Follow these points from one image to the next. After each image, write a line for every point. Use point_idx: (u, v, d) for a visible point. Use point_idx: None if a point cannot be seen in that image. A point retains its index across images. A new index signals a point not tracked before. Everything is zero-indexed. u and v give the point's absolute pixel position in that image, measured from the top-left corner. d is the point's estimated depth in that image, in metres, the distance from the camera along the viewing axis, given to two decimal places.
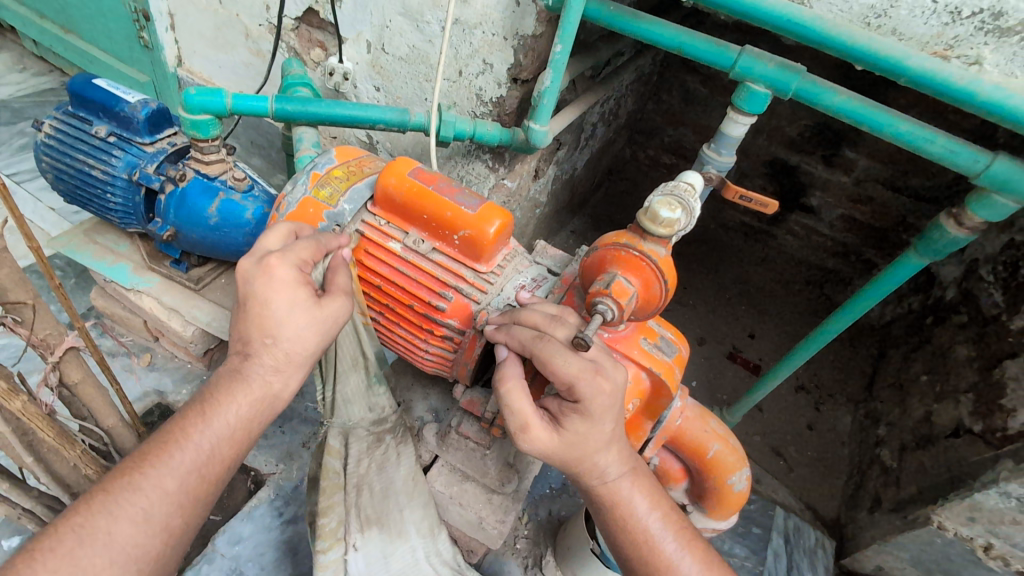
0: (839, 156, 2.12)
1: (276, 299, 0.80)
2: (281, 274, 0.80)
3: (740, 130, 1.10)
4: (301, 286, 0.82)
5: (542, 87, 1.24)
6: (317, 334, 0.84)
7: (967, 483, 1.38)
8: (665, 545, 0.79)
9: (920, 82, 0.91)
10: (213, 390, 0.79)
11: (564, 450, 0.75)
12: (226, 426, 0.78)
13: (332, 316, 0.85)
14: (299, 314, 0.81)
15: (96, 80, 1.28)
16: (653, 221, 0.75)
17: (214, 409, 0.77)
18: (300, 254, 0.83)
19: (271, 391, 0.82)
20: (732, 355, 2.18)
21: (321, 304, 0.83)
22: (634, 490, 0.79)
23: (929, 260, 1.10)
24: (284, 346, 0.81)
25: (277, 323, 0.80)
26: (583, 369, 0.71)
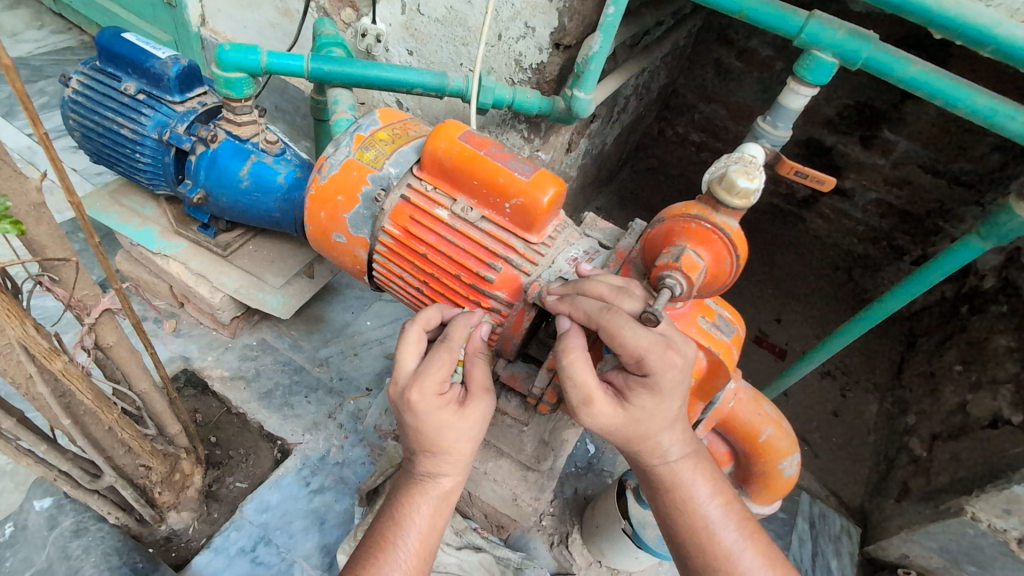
0: (878, 137, 2.03)
1: (426, 422, 0.77)
2: (422, 403, 0.76)
3: (800, 102, 1.03)
4: (444, 400, 0.77)
5: (589, 53, 1.17)
6: (472, 440, 0.80)
7: (1005, 475, 1.35)
8: (725, 533, 0.76)
9: (1007, 52, 0.84)
10: (405, 492, 0.80)
11: (630, 426, 0.73)
12: (424, 527, 0.79)
13: (476, 419, 0.80)
14: (447, 427, 0.78)
15: (125, 35, 1.24)
16: (728, 191, 0.71)
17: (408, 505, 0.79)
18: (437, 375, 0.77)
19: (447, 490, 0.81)
20: (758, 339, 2.17)
21: (463, 408, 0.79)
22: (694, 474, 0.77)
23: (992, 244, 1.04)
24: (448, 457, 0.79)
25: (439, 442, 0.78)
26: (653, 342, 0.69)
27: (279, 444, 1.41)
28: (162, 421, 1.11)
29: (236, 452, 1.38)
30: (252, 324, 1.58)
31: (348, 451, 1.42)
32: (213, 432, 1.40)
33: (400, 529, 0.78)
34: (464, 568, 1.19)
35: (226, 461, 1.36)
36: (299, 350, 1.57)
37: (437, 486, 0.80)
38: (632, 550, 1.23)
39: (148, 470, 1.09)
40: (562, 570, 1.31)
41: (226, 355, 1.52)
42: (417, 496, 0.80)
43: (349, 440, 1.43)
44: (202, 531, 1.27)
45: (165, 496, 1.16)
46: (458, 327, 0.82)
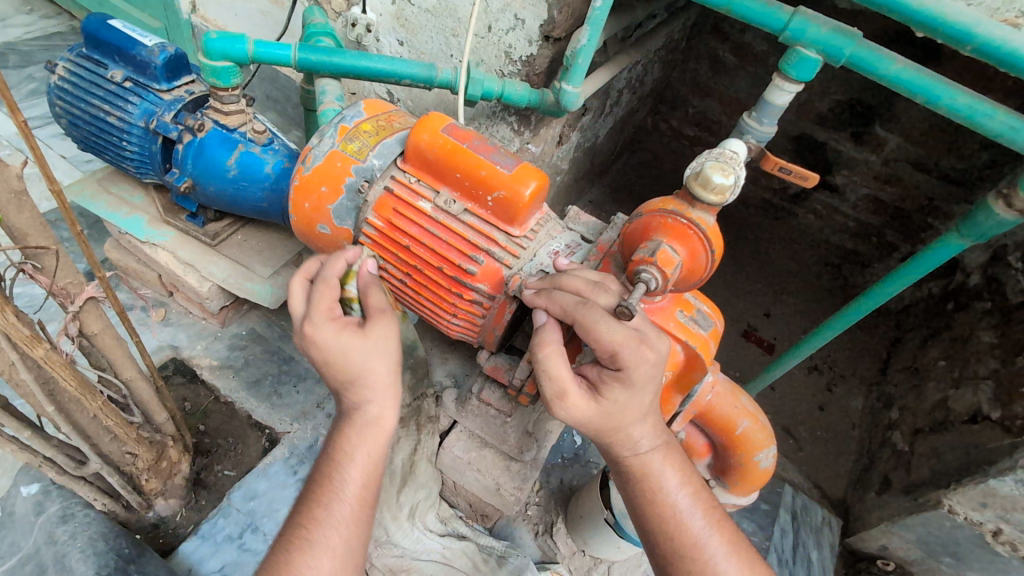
0: (869, 133, 2.03)
1: (329, 349, 0.80)
2: (317, 332, 0.80)
3: (785, 99, 1.03)
4: (340, 324, 0.81)
5: (578, 46, 1.17)
6: (385, 359, 0.82)
7: (982, 468, 1.37)
8: (693, 522, 0.77)
9: (986, 51, 0.85)
10: (336, 433, 0.82)
11: (602, 419, 0.74)
12: (362, 462, 0.80)
13: (382, 337, 0.82)
14: (353, 350, 0.80)
15: (111, 21, 1.23)
16: (704, 187, 0.72)
17: (341, 448, 0.80)
18: (321, 305, 0.81)
19: (376, 417, 0.82)
20: (747, 334, 2.19)
21: (365, 330, 0.81)
22: (665, 465, 0.79)
23: (971, 242, 1.06)
24: (366, 382, 0.81)
25: (349, 368, 0.81)
26: (626, 337, 0.70)
27: (267, 432, 1.42)
28: (148, 409, 1.12)
29: (225, 440, 1.39)
30: (242, 313, 1.59)
31: None
32: (202, 420, 1.41)
33: (339, 471, 0.79)
34: (446, 555, 1.19)
35: (215, 450, 1.37)
36: (288, 340, 1.57)
37: (366, 415, 0.82)
38: (614, 539, 1.25)
39: (135, 457, 1.10)
40: (547, 559, 1.33)
41: (215, 344, 1.52)
42: (348, 432, 0.81)
43: None
44: (190, 518, 1.28)
45: (152, 483, 1.18)
46: (336, 261, 0.86)
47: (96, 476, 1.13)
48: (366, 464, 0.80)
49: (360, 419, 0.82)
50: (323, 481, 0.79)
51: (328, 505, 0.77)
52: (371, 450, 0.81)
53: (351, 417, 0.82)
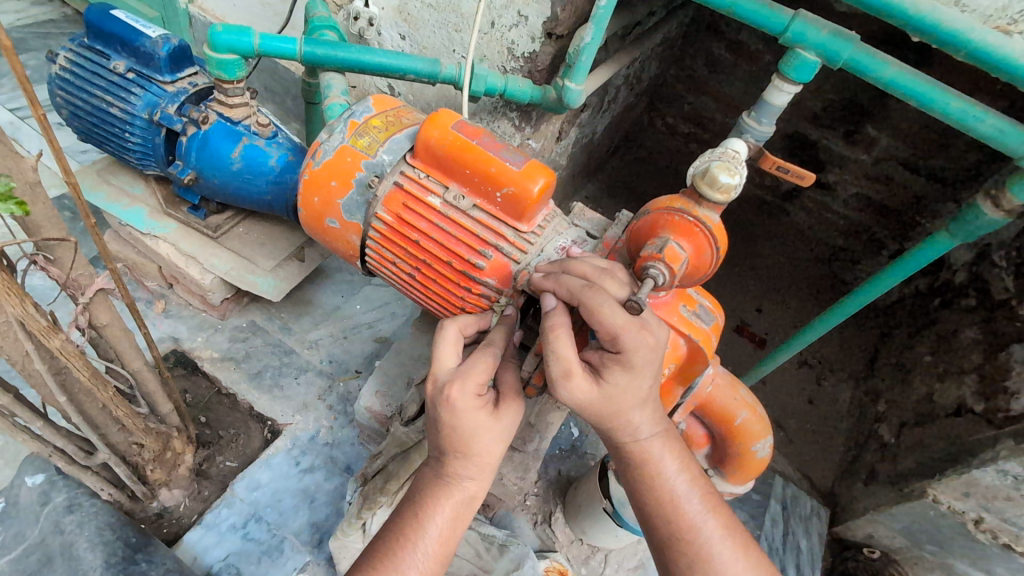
0: (861, 133, 2.07)
1: (462, 421, 0.79)
2: (460, 400, 0.78)
3: (784, 99, 1.05)
4: (481, 402, 0.81)
5: (581, 44, 1.19)
6: (501, 444, 0.83)
7: (965, 460, 1.42)
8: (688, 506, 0.80)
9: (979, 57, 0.88)
10: (426, 493, 0.82)
11: (602, 402, 0.76)
12: (444, 531, 0.80)
13: (508, 423, 0.83)
14: (479, 425, 0.80)
15: (114, 12, 1.23)
16: (711, 186, 0.75)
17: (428, 512, 0.80)
18: (478, 377, 0.81)
19: (472, 493, 0.83)
20: (739, 328, 2.25)
21: (497, 413, 0.82)
22: (663, 451, 0.82)
23: (960, 241, 1.09)
24: (478, 460, 0.82)
25: (470, 443, 0.80)
26: (629, 321, 0.72)
27: (269, 424, 1.43)
28: (154, 400, 1.13)
29: (226, 432, 1.40)
30: (242, 306, 1.59)
31: (337, 432, 1.45)
32: (204, 412, 1.41)
33: (420, 531, 0.79)
34: None
35: (217, 441, 1.38)
36: (288, 332, 1.58)
37: (462, 489, 0.82)
38: (612, 528, 1.28)
39: (141, 447, 1.11)
40: (546, 547, 1.36)
41: (215, 337, 1.53)
42: (443, 500, 0.81)
43: (339, 421, 1.46)
44: (193, 508, 1.29)
45: (157, 474, 1.19)
46: (501, 334, 0.87)
47: (102, 467, 1.14)
48: (445, 533, 0.81)
49: (455, 489, 0.82)
50: (400, 532, 0.79)
51: (408, 564, 0.76)
52: (452, 521, 0.81)
53: (446, 487, 0.82)
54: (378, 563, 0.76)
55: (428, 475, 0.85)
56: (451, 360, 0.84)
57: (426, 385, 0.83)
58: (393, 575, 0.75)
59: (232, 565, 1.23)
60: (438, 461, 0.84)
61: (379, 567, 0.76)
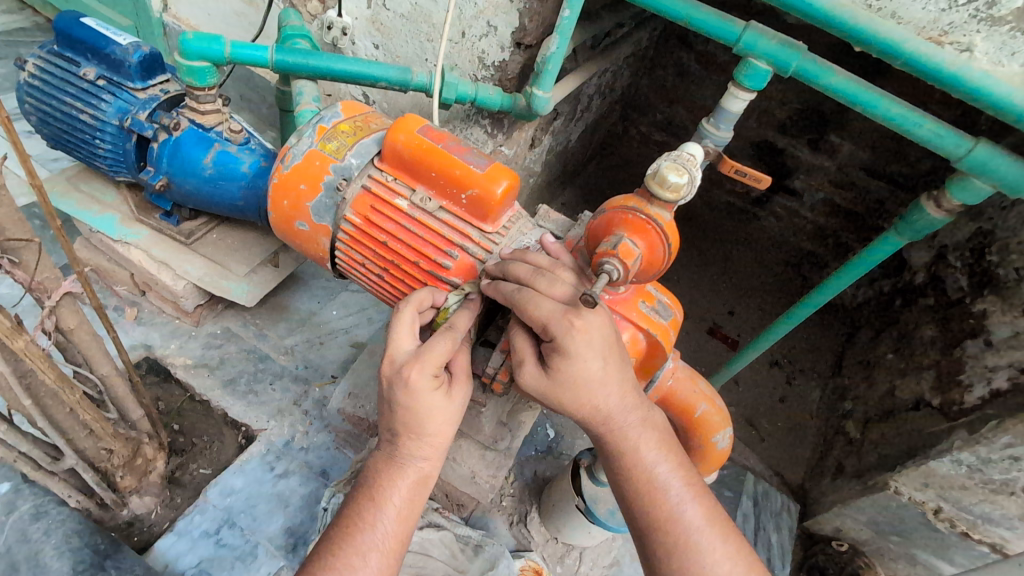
0: (825, 140, 2.15)
1: (418, 404, 0.83)
2: (419, 383, 0.82)
3: (740, 105, 1.09)
4: (435, 383, 0.84)
5: (547, 53, 1.23)
6: (451, 425, 0.86)
7: (924, 451, 1.47)
8: (668, 496, 0.79)
9: (914, 66, 0.93)
10: (378, 479, 0.84)
11: (555, 389, 0.80)
12: (398, 511, 0.82)
13: (460, 402, 0.87)
14: (429, 406, 0.83)
15: (84, 20, 1.25)
16: (661, 186, 0.79)
17: (382, 494, 0.82)
18: (435, 358, 0.83)
19: (426, 472, 0.85)
20: (712, 329, 2.31)
21: (449, 391, 0.86)
22: (641, 438, 0.81)
23: (908, 240, 1.14)
24: (430, 439, 0.84)
25: (424, 424, 0.83)
26: (553, 310, 0.78)
27: (244, 430, 1.43)
28: (124, 405, 1.13)
29: (200, 439, 1.40)
30: (217, 313, 1.59)
31: (312, 437, 1.45)
32: (177, 419, 1.41)
33: (377, 510, 0.81)
34: (423, 544, 1.24)
35: (189, 449, 1.38)
36: (263, 338, 1.59)
37: (414, 467, 0.84)
38: (585, 525, 1.31)
39: (110, 453, 1.10)
40: (521, 547, 1.38)
41: (189, 343, 1.52)
42: (396, 480, 0.83)
43: (314, 426, 1.47)
44: (165, 515, 1.29)
45: (127, 481, 1.18)
46: (462, 316, 0.89)
47: (70, 474, 1.13)
48: (399, 512, 0.82)
49: (408, 466, 0.84)
50: (355, 517, 0.81)
51: (365, 549, 0.78)
52: (408, 497, 0.83)
53: (396, 467, 0.84)
54: (335, 544, 0.78)
55: (380, 456, 0.86)
56: (409, 342, 0.87)
57: (384, 365, 0.85)
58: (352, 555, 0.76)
59: (204, 572, 1.22)
60: (390, 442, 0.86)
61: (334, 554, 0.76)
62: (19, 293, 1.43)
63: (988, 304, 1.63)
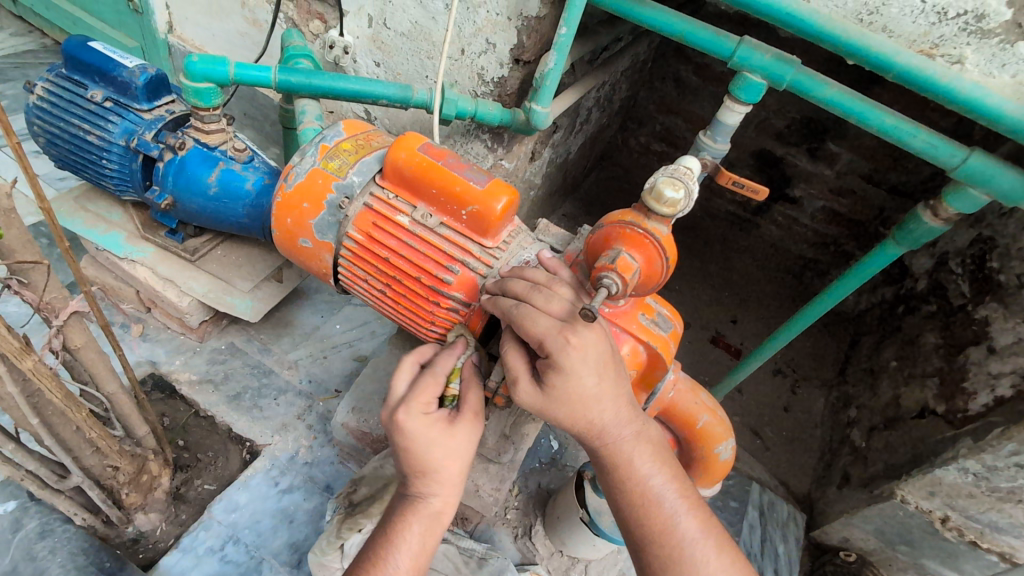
0: (823, 149, 2.17)
1: (416, 443, 0.83)
2: (410, 425, 0.82)
3: (737, 119, 1.12)
4: (431, 420, 0.84)
5: (545, 69, 1.25)
6: (460, 461, 0.85)
7: (929, 460, 1.47)
8: (663, 508, 0.79)
9: (906, 79, 0.95)
10: (398, 514, 0.83)
11: (550, 406, 0.80)
12: (416, 549, 0.81)
13: (464, 439, 0.85)
14: (436, 445, 0.83)
15: (91, 43, 1.27)
16: (658, 201, 0.80)
17: (399, 529, 0.81)
18: (423, 398, 0.85)
19: (440, 508, 0.84)
20: (715, 339, 2.29)
21: (451, 428, 0.85)
22: (635, 452, 0.81)
23: (906, 248, 1.14)
24: (439, 475, 0.83)
25: (430, 462, 0.83)
26: (550, 327, 0.78)
27: (249, 446, 1.43)
28: (130, 423, 1.14)
29: (205, 455, 1.40)
30: (221, 328, 1.61)
31: (316, 451, 1.45)
32: (181, 434, 1.41)
33: (395, 544, 0.80)
34: (428, 559, 1.24)
35: (194, 464, 1.38)
36: (267, 353, 1.60)
37: (427, 505, 0.83)
38: (590, 537, 1.30)
39: (116, 470, 1.11)
40: (526, 560, 1.37)
41: (194, 359, 1.54)
42: (413, 515, 0.83)
43: (318, 440, 1.47)
44: (170, 532, 1.29)
45: (132, 498, 1.18)
46: (445, 359, 0.90)
47: (76, 492, 1.14)
48: (418, 548, 0.81)
49: (427, 502, 0.84)
50: (374, 556, 0.80)
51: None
52: (424, 535, 0.82)
53: (415, 501, 0.84)
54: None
55: (399, 495, 0.86)
56: (402, 386, 0.89)
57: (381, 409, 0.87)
58: None
59: None
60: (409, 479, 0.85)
61: None
62: (27, 312, 1.44)
63: (990, 311, 1.63)
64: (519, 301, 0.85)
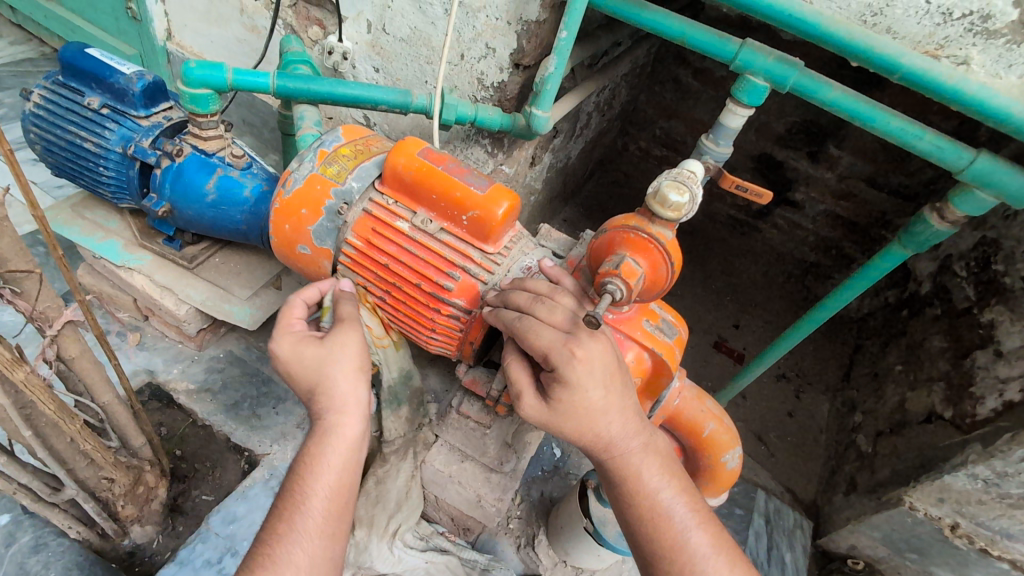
0: (824, 152, 2.16)
1: (294, 364, 0.87)
2: (280, 348, 0.88)
3: (738, 121, 1.09)
4: (300, 337, 0.89)
5: (545, 73, 1.24)
6: (343, 368, 0.87)
7: (938, 466, 1.44)
8: (672, 522, 0.77)
9: (911, 80, 0.93)
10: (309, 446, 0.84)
11: (556, 419, 0.79)
12: (332, 469, 0.82)
13: (341, 345, 0.88)
14: (308, 359, 0.87)
15: (88, 50, 1.26)
16: (663, 205, 0.79)
17: (313, 463, 0.82)
18: (289, 322, 0.91)
19: (347, 427, 0.85)
20: (718, 344, 2.24)
21: (324, 339, 0.88)
22: (644, 464, 0.79)
23: (912, 251, 1.13)
24: (330, 391, 0.86)
25: (316, 379, 0.86)
26: (554, 339, 0.77)
27: (247, 455, 1.41)
28: (125, 433, 1.12)
29: (203, 465, 1.38)
30: (219, 336, 1.59)
31: None
32: (179, 445, 1.41)
33: (308, 475, 0.81)
34: (430, 570, 1.22)
35: (192, 475, 1.36)
36: (266, 361, 1.58)
37: (334, 425, 0.85)
38: (594, 547, 1.28)
39: (111, 482, 1.09)
40: (529, 570, 1.35)
41: (191, 368, 1.52)
42: (322, 444, 0.83)
43: None
44: (167, 544, 1.27)
45: (128, 510, 1.16)
46: (309, 289, 0.96)
47: (71, 504, 1.12)
48: (337, 469, 0.83)
49: (331, 425, 0.85)
50: (290, 494, 0.80)
51: (304, 513, 0.78)
52: (340, 455, 0.83)
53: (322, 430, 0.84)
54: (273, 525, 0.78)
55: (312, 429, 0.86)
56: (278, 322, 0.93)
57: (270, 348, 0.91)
58: (290, 524, 0.77)
59: None
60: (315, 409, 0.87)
61: (273, 535, 0.77)
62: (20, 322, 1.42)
63: (996, 314, 1.61)
64: (521, 312, 0.84)
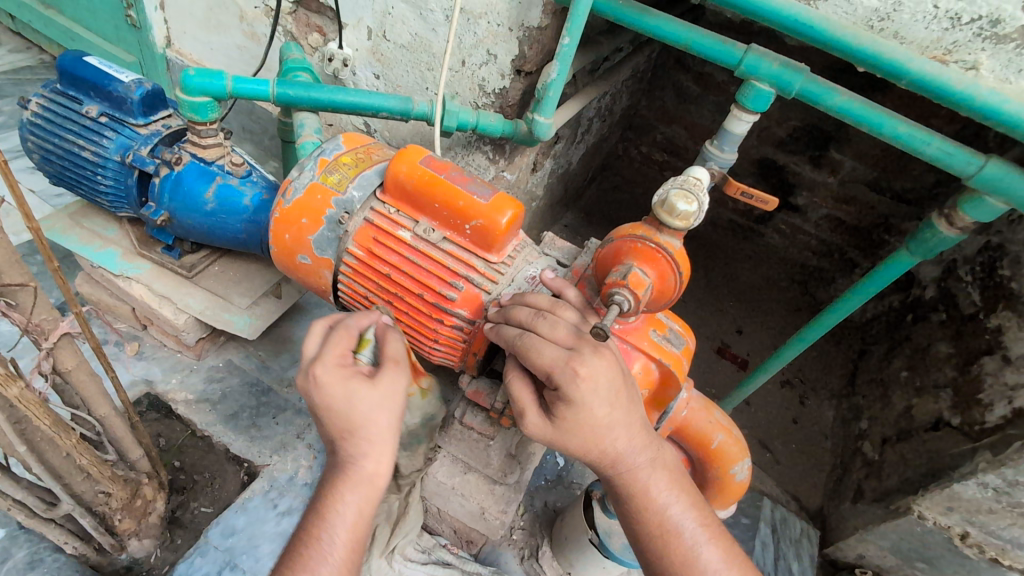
0: (826, 157, 2.15)
1: (334, 399, 0.77)
2: (325, 378, 0.77)
3: (744, 128, 1.09)
4: (348, 371, 0.78)
5: (548, 80, 1.22)
6: (388, 410, 0.79)
7: (946, 474, 1.42)
8: (683, 538, 0.76)
9: (919, 86, 0.92)
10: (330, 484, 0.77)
11: (561, 437, 0.77)
12: (352, 517, 0.75)
13: (388, 387, 0.79)
14: (358, 399, 0.77)
15: (87, 58, 1.25)
16: (670, 214, 0.77)
17: (332, 505, 0.75)
18: (335, 351, 0.80)
19: (376, 471, 0.77)
20: (720, 350, 2.22)
21: (374, 378, 0.79)
22: (651, 480, 0.77)
23: (920, 258, 1.12)
24: (368, 433, 0.77)
25: (357, 420, 0.77)
26: (557, 357, 0.75)
27: (247, 467, 1.39)
28: (123, 447, 1.10)
29: (202, 476, 1.36)
30: (219, 345, 1.57)
31: (316, 472, 1.41)
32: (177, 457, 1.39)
33: (329, 522, 0.74)
34: None
35: (191, 486, 1.34)
36: (266, 371, 1.56)
37: (360, 469, 0.76)
38: (599, 559, 1.25)
39: (108, 496, 1.07)
40: None
41: (190, 378, 1.50)
42: (346, 487, 0.76)
43: (318, 460, 1.42)
44: (165, 558, 1.25)
45: (126, 524, 1.14)
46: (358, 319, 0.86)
47: (67, 519, 1.10)
48: (356, 516, 0.75)
49: (360, 467, 0.77)
50: (303, 536, 0.74)
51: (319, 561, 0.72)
52: (365, 501, 0.76)
53: (347, 470, 0.77)
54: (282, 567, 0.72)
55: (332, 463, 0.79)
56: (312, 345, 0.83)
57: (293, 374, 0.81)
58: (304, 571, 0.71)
59: None
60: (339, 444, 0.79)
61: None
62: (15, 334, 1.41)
63: (1003, 319, 1.59)
64: (523, 329, 0.82)
